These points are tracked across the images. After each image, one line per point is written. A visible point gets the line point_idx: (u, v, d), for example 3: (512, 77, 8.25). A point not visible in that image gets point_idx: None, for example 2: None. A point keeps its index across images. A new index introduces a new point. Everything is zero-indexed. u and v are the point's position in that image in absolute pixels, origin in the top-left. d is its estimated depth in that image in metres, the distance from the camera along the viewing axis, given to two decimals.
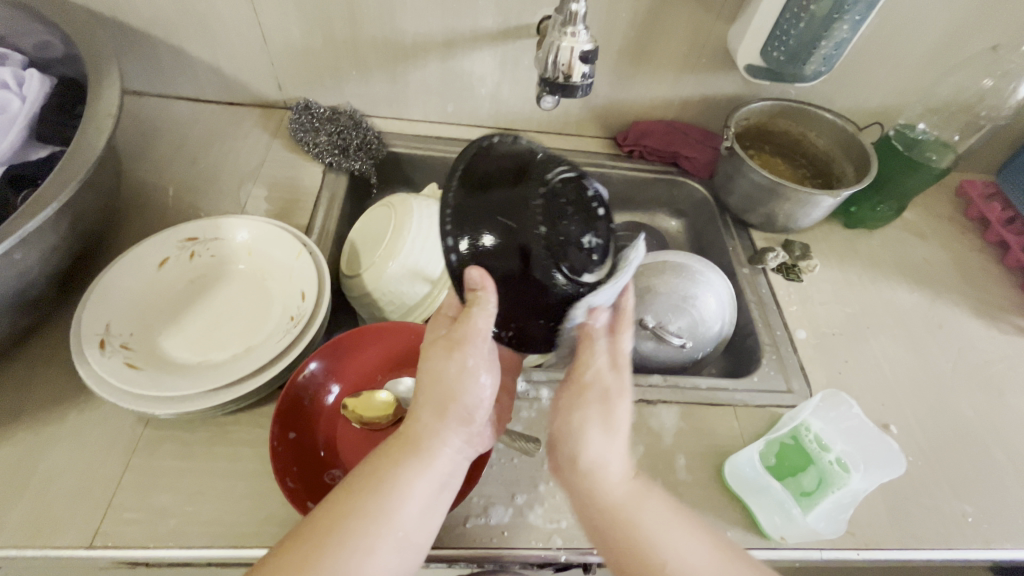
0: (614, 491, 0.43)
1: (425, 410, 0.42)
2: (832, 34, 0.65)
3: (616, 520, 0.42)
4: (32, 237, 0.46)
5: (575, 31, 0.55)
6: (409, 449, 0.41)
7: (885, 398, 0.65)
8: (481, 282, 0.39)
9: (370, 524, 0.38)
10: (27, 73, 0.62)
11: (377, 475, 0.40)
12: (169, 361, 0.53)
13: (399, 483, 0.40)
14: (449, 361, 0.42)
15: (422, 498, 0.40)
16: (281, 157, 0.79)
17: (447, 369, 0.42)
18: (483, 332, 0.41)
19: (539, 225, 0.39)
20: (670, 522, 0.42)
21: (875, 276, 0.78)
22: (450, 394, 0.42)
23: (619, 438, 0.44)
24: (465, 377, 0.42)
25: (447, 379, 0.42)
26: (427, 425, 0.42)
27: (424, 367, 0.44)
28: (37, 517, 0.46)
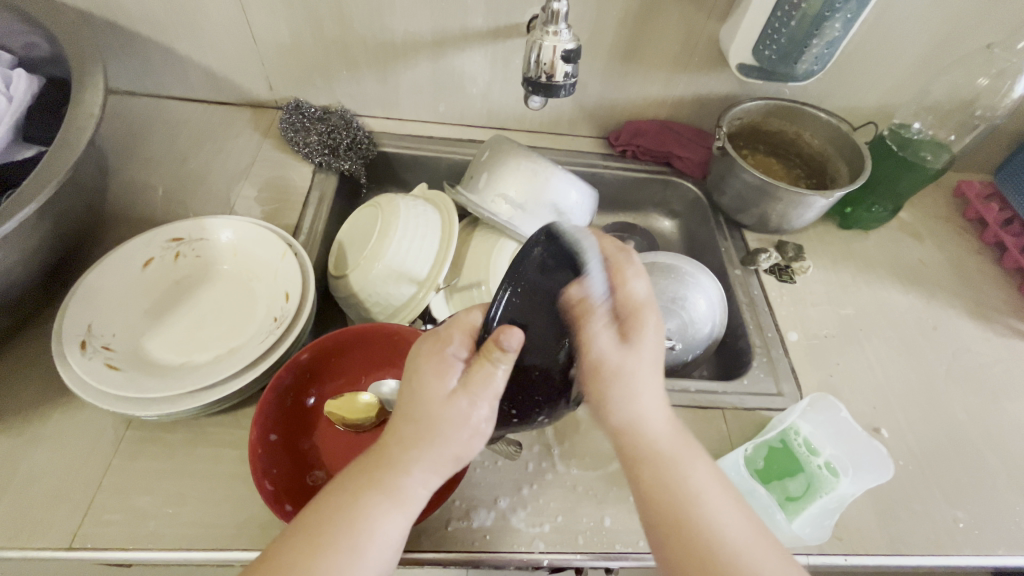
0: (654, 440, 0.42)
1: (411, 456, 0.39)
2: (825, 33, 0.64)
3: (662, 479, 0.40)
4: (11, 237, 0.46)
5: (557, 30, 0.54)
6: (385, 492, 0.39)
7: (877, 401, 0.64)
8: (512, 346, 0.37)
9: (339, 563, 0.37)
10: (14, 72, 0.62)
11: (351, 521, 0.38)
12: (152, 361, 0.52)
13: (371, 524, 0.38)
14: (452, 412, 0.38)
15: (395, 537, 0.39)
16: (271, 156, 0.78)
17: (445, 418, 0.38)
18: (496, 388, 0.38)
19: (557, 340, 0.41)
20: (713, 482, 0.41)
21: (870, 278, 0.77)
22: (437, 445, 0.39)
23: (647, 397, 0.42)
24: (459, 427, 0.38)
25: (446, 424, 0.38)
26: (408, 474, 0.39)
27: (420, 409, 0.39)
28: (16, 518, 0.46)
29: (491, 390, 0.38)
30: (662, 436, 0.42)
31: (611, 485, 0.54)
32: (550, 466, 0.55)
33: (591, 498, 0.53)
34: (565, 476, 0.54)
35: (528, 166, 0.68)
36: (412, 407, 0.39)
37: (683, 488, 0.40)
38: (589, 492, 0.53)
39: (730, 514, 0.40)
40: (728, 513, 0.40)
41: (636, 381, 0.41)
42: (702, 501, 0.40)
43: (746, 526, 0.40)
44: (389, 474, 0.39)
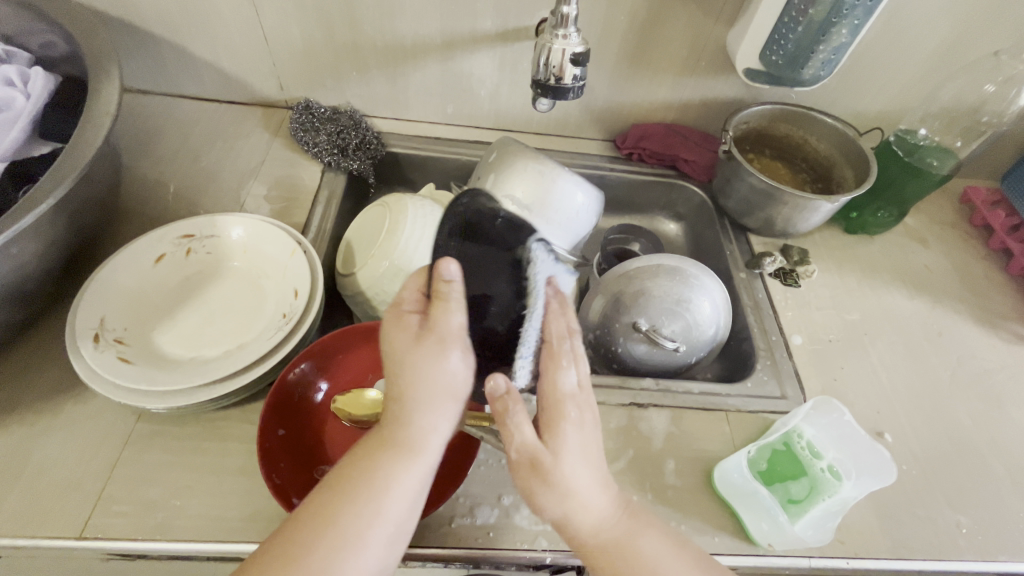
0: (598, 531, 0.41)
1: (412, 406, 0.40)
2: (831, 38, 0.64)
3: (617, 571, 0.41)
4: (27, 232, 0.47)
5: (566, 34, 0.55)
6: (395, 447, 0.40)
7: (880, 406, 0.64)
8: (454, 275, 0.41)
9: (359, 523, 0.38)
10: (32, 70, 0.63)
11: (367, 474, 0.39)
12: (162, 356, 0.53)
13: (386, 481, 0.39)
14: (427, 355, 0.41)
15: (412, 491, 0.40)
16: (281, 155, 0.79)
17: (425, 361, 0.40)
18: (457, 319, 0.42)
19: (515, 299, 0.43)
20: (663, 549, 0.43)
21: (875, 283, 0.77)
22: (428, 385, 0.40)
23: (591, 493, 0.41)
24: (443, 365, 0.41)
25: (429, 370, 0.40)
26: (412, 424, 0.40)
27: (402, 360, 0.41)
28: (28, 507, 0.47)
29: (454, 326, 0.41)
30: (606, 523, 0.41)
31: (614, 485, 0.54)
32: None
33: None
34: None
35: (535, 168, 0.68)
36: (393, 363, 0.41)
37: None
38: None
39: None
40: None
41: (570, 471, 0.40)
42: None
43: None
44: (397, 429, 0.40)
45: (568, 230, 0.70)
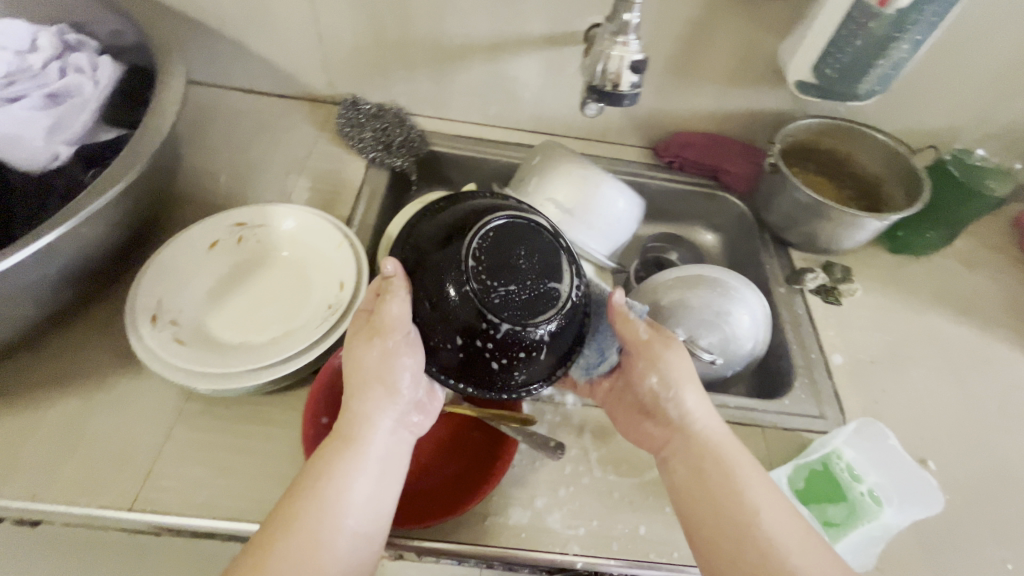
0: (712, 439, 0.49)
1: (356, 402, 0.47)
2: (890, 53, 0.63)
3: (708, 483, 0.46)
4: (99, 215, 0.50)
5: (625, 41, 0.55)
6: (340, 436, 0.46)
7: (923, 431, 0.62)
8: (393, 271, 0.46)
9: (319, 511, 0.42)
10: (101, 59, 0.66)
11: (322, 467, 0.44)
12: (213, 338, 0.55)
13: (336, 468, 0.44)
14: (360, 346, 0.47)
15: (363, 476, 0.45)
16: (327, 149, 0.81)
17: (360, 351, 0.48)
18: (395, 309, 0.45)
19: (477, 283, 0.43)
20: (754, 473, 0.47)
21: (920, 305, 0.75)
22: (374, 382, 0.47)
23: (691, 405, 0.50)
24: (386, 366, 0.47)
25: (368, 363, 0.47)
26: (352, 413, 0.47)
27: (350, 358, 0.48)
28: (83, 477, 0.49)
29: (393, 318, 0.45)
30: (711, 432, 0.49)
31: (646, 494, 0.54)
32: (587, 470, 0.55)
33: (626, 505, 0.53)
34: (601, 481, 0.55)
35: (578, 173, 0.68)
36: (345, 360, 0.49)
37: (725, 493, 0.45)
38: (624, 499, 0.53)
39: (777, 519, 0.44)
40: (779, 513, 0.44)
41: (673, 380, 0.50)
42: (748, 501, 0.45)
43: (796, 528, 0.43)
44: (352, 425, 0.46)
45: (606, 237, 0.70)
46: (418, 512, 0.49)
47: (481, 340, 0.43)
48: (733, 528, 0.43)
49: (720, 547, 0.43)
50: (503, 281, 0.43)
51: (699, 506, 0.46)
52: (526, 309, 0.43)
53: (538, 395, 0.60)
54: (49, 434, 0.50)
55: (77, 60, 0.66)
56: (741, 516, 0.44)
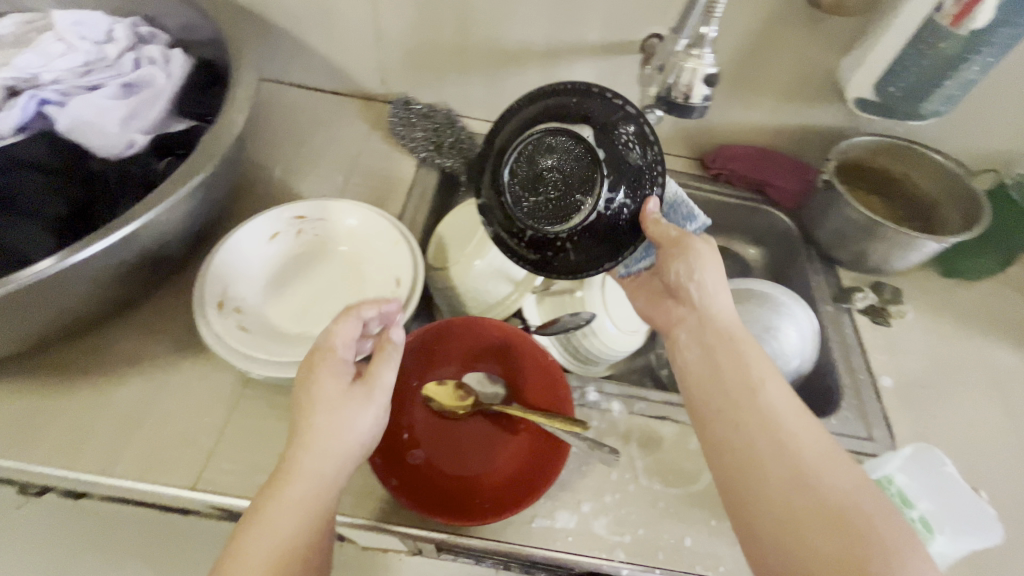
0: (727, 320, 0.50)
1: (313, 465, 0.40)
2: (959, 74, 0.62)
3: (711, 364, 0.48)
4: (180, 203, 0.52)
5: (701, 54, 0.54)
6: (298, 505, 0.39)
7: (974, 460, 0.61)
8: (398, 340, 0.48)
9: None
10: (173, 52, 0.68)
11: (263, 534, 0.38)
12: (273, 327, 0.57)
13: (294, 539, 0.38)
14: (353, 408, 0.42)
15: (320, 546, 0.40)
16: (379, 147, 0.83)
17: (348, 412, 0.42)
18: (391, 375, 0.46)
19: (515, 193, 0.58)
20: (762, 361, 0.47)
21: (973, 331, 0.74)
22: (319, 433, 0.41)
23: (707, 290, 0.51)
24: (334, 419, 0.42)
25: (350, 426, 0.42)
26: (315, 480, 0.40)
27: (319, 417, 0.41)
28: (149, 454, 0.50)
29: (387, 383, 0.45)
30: (729, 315, 0.51)
31: (692, 506, 0.54)
32: (633, 478, 0.55)
33: (671, 515, 0.53)
34: (646, 489, 0.55)
35: None
36: (308, 417, 0.42)
37: (733, 366, 0.47)
38: (670, 509, 0.54)
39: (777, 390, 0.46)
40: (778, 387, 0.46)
41: (697, 268, 0.51)
42: (752, 376, 0.46)
43: (791, 406, 0.45)
44: (290, 488, 0.39)
45: None
46: (469, 508, 0.50)
47: (516, 240, 0.58)
48: (741, 402, 0.45)
49: (727, 422, 0.45)
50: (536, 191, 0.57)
51: (704, 386, 0.48)
52: (553, 215, 0.57)
53: (584, 400, 0.60)
54: (118, 411, 0.53)
55: (151, 53, 0.68)
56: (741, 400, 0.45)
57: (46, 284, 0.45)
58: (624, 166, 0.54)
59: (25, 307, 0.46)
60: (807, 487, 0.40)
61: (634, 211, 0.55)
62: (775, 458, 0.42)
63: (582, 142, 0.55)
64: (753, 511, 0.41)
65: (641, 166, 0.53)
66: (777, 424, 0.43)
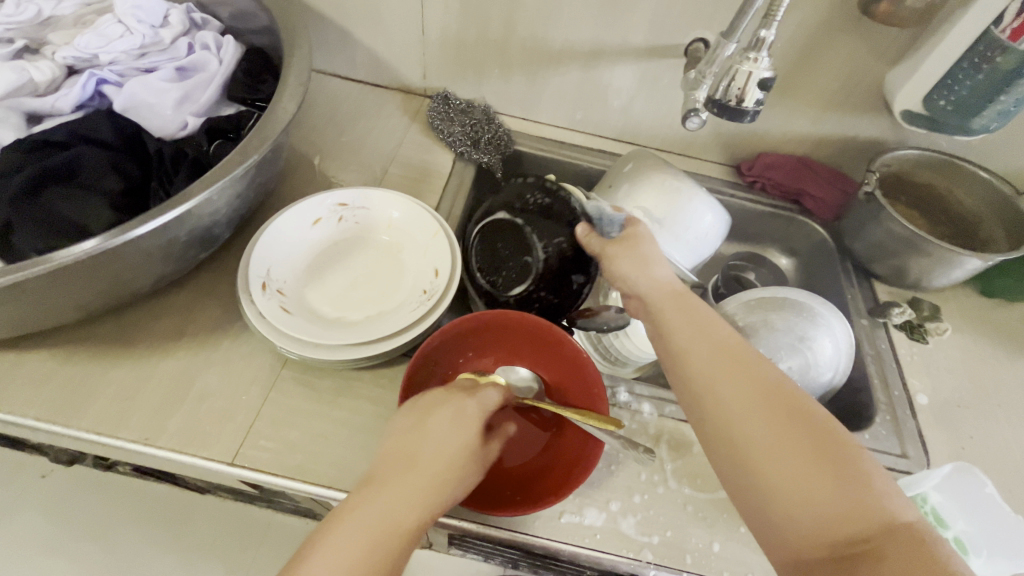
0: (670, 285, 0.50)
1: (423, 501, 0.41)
2: (1015, 90, 0.60)
3: (672, 315, 0.48)
4: (232, 183, 0.53)
5: (757, 57, 0.54)
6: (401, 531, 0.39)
7: (1013, 484, 0.60)
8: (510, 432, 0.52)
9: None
10: (225, 39, 0.70)
11: (360, 535, 0.38)
12: (313, 311, 0.58)
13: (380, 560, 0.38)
14: (472, 470, 0.44)
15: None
16: (417, 140, 0.84)
17: (470, 470, 0.44)
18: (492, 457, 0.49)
19: (487, 273, 0.66)
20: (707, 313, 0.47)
21: (1013, 353, 0.72)
22: (454, 477, 0.43)
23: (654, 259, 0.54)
24: (466, 472, 0.44)
25: (461, 483, 0.43)
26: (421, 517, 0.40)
27: (449, 461, 0.43)
28: (190, 428, 0.52)
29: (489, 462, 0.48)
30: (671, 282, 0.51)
31: (721, 511, 0.54)
32: (663, 480, 0.55)
33: (700, 520, 0.53)
34: (675, 492, 0.54)
35: (672, 184, 0.68)
36: (437, 456, 0.42)
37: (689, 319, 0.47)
38: (699, 513, 0.53)
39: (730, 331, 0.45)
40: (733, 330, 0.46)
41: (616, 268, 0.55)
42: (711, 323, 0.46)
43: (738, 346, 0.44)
44: (414, 514, 0.40)
45: (693, 250, 0.70)
46: (502, 501, 0.50)
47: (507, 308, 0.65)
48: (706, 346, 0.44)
49: (691, 365, 0.44)
50: (501, 263, 0.65)
51: (669, 338, 0.46)
52: (522, 279, 0.64)
53: (615, 400, 0.60)
54: (162, 384, 0.54)
55: (204, 39, 0.70)
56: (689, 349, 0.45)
57: (105, 257, 0.47)
58: (547, 214, 0.64)
59: (82, 277, 0.47)
60: (766, 415, 0.39)
61: (570, 238, 0.63)
62: (727, 399, 0.41)
63: (504, 217, 0.66)
64: (724, 450, 0.40)
65: (554, 205, 0.64)
66: (741, 360, 0.42)
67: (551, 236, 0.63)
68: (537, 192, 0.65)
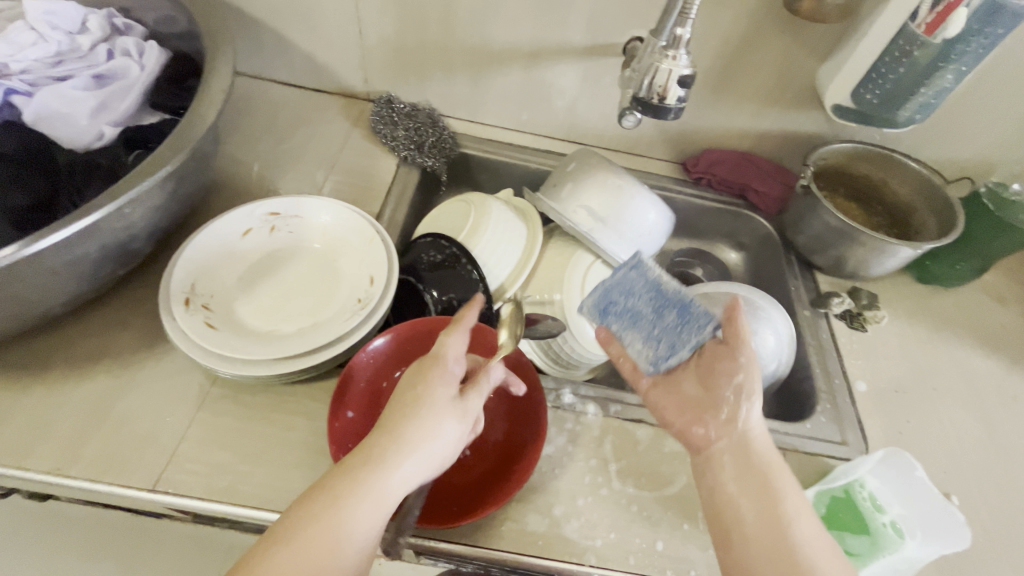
0: (760, 444, 0.47)
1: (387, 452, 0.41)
2: (934, 82, 0.62)
3: (748, 485, 0.44)
4: (142, 196, 0.50)
5: (676, 55, 0.55)
6: (361, 487, 0.39)
7: (948, 465, 0.62)
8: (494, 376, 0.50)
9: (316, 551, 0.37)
10: (148, 44, 0.67)
11: (324, 513, 0.38)
12: (243, 325, 0.56)
13: (342, 520, 0.38)
14: (433, 417, 0.43)
15: (369, 531, 0.39)
16: (359, 145, 0.82)
17: (431, 421, 0.43)
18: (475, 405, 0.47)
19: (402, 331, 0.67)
20: (794, 491, 0.44)
21: (947, 337, 0.74)
22: (412, 423, 0.42)
23: (745, 414, 0.48)
24: (426, 418, 0.43)
25: (429, 431, 0.43)
26: (386, 469, 0.40)
27: (414, 409, 0.43)
28: (108, 455, 0.49)
29: (471, 411, 0.46)
30: (758, 437, 0.47)
31: (665, 509, 0.54)
32: (606, 481, 0.55)
33: (644, 519, 0.53)
34: (619, 493, 0.54)
35: (615, 182, 0.68)
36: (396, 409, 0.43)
37: (765, 500, 0.43)
38: (643, 513, 0.53)
39: (815, 534, 0.42)
40: (815, 532, 0.42)
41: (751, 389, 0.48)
42: (786, 507, 0.43)
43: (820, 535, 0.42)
44: (373, 465, 0.40)
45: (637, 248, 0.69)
46: (440, 510, 0.49)
47: None
48: (769, 530, 0.42)
49: (751, 540, 0.42)
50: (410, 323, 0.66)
51: (740, 506, 0.43)
52: None
53: (560, 402, 0.60)
54: (77, 410, 0.51)
55: (124, 44, 0.66)
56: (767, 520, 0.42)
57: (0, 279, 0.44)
58: (437, 270, 0.64)
59: None
60: None
61: (459, 291, 0.62)
62: None
63: (405, 274, 0.66)
64: None
65: (444, 260, 0.64)
66: (798, 559, 0.40)
67: (444, 291, 0.63)
68: (429, 248, 0.65)
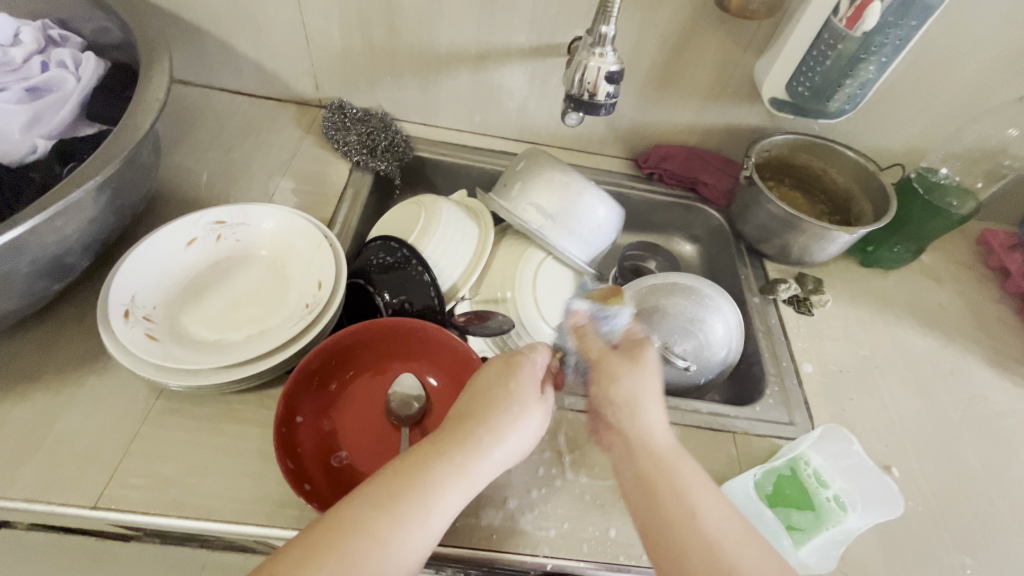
0: (658, 440, 0.45)
1: (488, 436, 0.43)
2: (858, 73, 0.65)
3: (655, 483, 0.43)
4: (73, 207, 0.49)
5: (603, 53, 0.57)
6: (461, 468, 0.41)
7: (889, 439, 0.64)
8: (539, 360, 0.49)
9: (403, 520, 0.38)
10: (85, 55, 0.66)
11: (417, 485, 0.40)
12: (188, 336, 0.55)
13: (436, 494, 0.40)
14: (531, 409, 0.46)
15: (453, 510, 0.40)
16: (311, 152, 0.81)
17: (525, 411, 0.45)
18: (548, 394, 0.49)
19: None
20: (699, 479, 0.43)
21: (888, 317, 0.77)
22: (501, 417, 0.44)
23: (638, 419, 0.47)
24: (518, 415, 0.45)
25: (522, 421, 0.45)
26: (483, 453, 0.42)
27: (511, 401, 0.45)
28: (46, 474, 0.48)
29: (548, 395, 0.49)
30: (659, 431, 0.46)
31: (618, 497, 0.55)
32: (560, 472, 0.56)
33: (597, 508, 0.54)
34: (573, 484, 0.55)
35: (561, 179, 0.69)
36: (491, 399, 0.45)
37: (673, 494, 0.42)
38: (596, 502, 0.54)
39: (722, 518, 0.41)
40: (724, 520, 0.41)
41: (626, 387, 0.48)
42: (690, 499, 0.42)
43: (732, 526, 0.41)
44: (462, 454, 0.42)
45: (587, 243, 0.71)
46: None
47: None
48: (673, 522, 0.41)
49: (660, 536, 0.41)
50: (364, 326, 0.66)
51: (646, 499, 0.43)
52: None
53: None
54: (13, 431, 0.50)
55: (60, 56, 0.65)
56: (675, 515, 0.41)
57: None
58: (389, 272, 0.64)
59: None
60: None
61: (411, 293, 0.63)
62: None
63: (357, 277, 0.65)
64: None
65: (395, 262, 0.64)
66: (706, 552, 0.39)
67: (397, 293, 0.63)
68: (380, 251, 0.65)
